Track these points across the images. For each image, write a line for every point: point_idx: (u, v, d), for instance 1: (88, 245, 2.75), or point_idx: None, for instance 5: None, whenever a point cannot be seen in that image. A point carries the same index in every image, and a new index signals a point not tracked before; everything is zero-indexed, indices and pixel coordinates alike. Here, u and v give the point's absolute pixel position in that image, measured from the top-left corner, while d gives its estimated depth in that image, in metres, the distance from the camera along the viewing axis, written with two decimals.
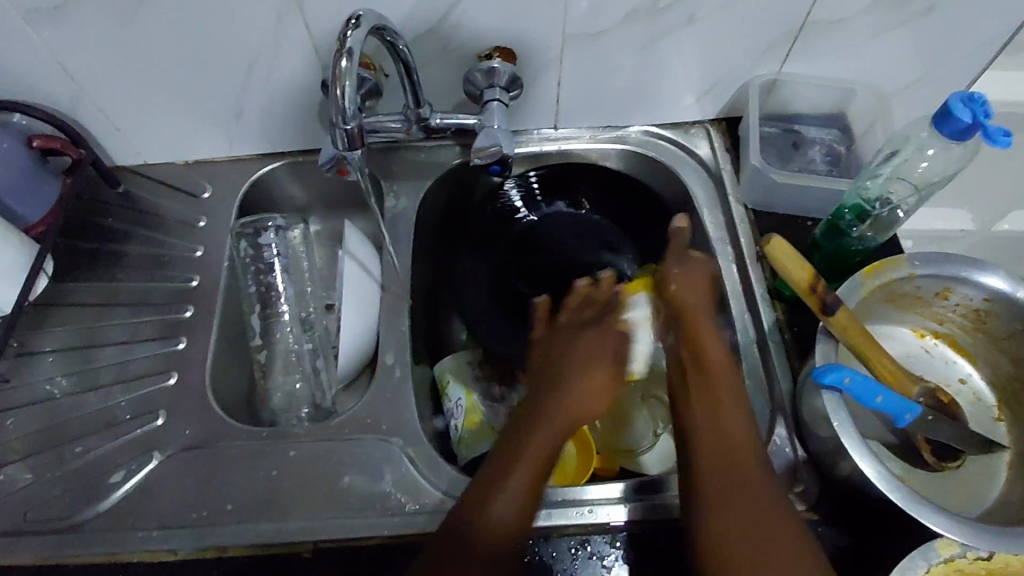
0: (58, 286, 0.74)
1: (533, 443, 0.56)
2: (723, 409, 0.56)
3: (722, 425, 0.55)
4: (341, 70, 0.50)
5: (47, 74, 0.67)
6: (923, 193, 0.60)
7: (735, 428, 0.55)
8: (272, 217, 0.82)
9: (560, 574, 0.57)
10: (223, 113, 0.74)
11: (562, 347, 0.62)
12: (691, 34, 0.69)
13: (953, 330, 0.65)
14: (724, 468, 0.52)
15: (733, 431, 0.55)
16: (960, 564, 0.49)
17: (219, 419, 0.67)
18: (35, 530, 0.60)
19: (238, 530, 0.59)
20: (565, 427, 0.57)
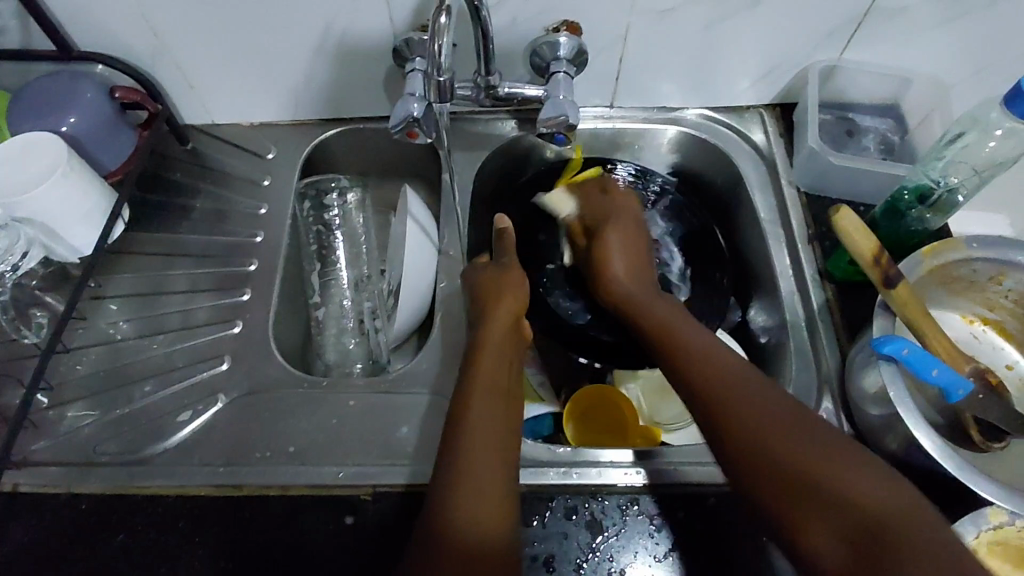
0: (129, 234, 0.77)
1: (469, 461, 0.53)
2: (727, 376, 0.55)
3: (760, 410, 0.52)
4: (439, 26, 0.52)
5: (133, 28, 0.69)
6: (983, 174, 0.61)
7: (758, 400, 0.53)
8: (335, 178, 0.87)
9: (610, 529, 0.59)
10: (294, 77, 0.76)
11: (483, 365, 0.60)
12: (757, 17, 0.70)
13: (1003, 316, 0.66)
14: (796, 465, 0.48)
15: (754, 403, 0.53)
16: (1008, 533, 0.52)
17: (281, 367, 0.69)
18: (106, 462, 0.63)
19: (300, 471, 0.61)
20: (496, 427, 0.56)
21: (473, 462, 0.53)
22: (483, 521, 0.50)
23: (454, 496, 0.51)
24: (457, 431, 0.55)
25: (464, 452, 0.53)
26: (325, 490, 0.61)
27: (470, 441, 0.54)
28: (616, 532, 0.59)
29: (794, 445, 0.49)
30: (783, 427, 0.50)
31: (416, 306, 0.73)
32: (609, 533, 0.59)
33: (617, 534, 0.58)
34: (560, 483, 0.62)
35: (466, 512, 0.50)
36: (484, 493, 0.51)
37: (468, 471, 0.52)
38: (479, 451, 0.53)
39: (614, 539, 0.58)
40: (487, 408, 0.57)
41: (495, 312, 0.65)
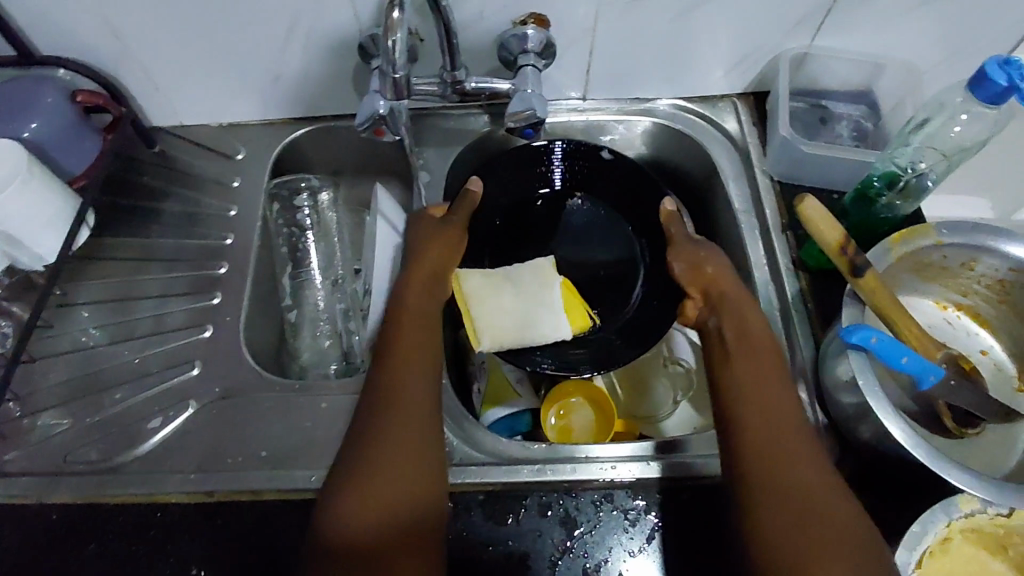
0: (97, 240, 0.76)
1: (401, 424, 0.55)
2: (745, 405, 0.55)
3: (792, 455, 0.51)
4: (391, 22, 0.52)
5: (93, 31, 0.68)
6: (952, 159, 0.61)
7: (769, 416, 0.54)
8: (306, 177, 0.86)
9: (583, 525, 0.59)
10: (260, 75, 0.75)
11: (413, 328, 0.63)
12: (725, 5, 0.70)
13: (977, 302, 0.65)
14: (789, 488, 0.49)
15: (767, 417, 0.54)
16: (979, 520, 0.51)
17: (253, 371, 0.68)
18: (75, 471, 0.62)
19: (272, 475, 0.61)
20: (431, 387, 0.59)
21: (385, 436, 0.54)
22: (402, 494, 0.52)
23: (368, 467, 0.53)
24: (376, 409, 0.57)
25: (380, 429, 0.55)
26: (297, 493, 0.60)
27: (397, 409, 0.56)
28: (589, 528, 0.58)
29: (800, 454, 0.51)
30: (792, 433, 0.53)
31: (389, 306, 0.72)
32: (582, 528, 0.58)
33: (590, 530, 0.58)
34: (534, 480, 0.62)
35: (382, 483, 0.52)
36: (395, 468, 0.53)
37: (394, 432, 0.55)
38: (399, 424, 0.55)
39: (588, 534, 0.58)
40: (402, 381, 0.58)
41: (422, 293, 0.67)
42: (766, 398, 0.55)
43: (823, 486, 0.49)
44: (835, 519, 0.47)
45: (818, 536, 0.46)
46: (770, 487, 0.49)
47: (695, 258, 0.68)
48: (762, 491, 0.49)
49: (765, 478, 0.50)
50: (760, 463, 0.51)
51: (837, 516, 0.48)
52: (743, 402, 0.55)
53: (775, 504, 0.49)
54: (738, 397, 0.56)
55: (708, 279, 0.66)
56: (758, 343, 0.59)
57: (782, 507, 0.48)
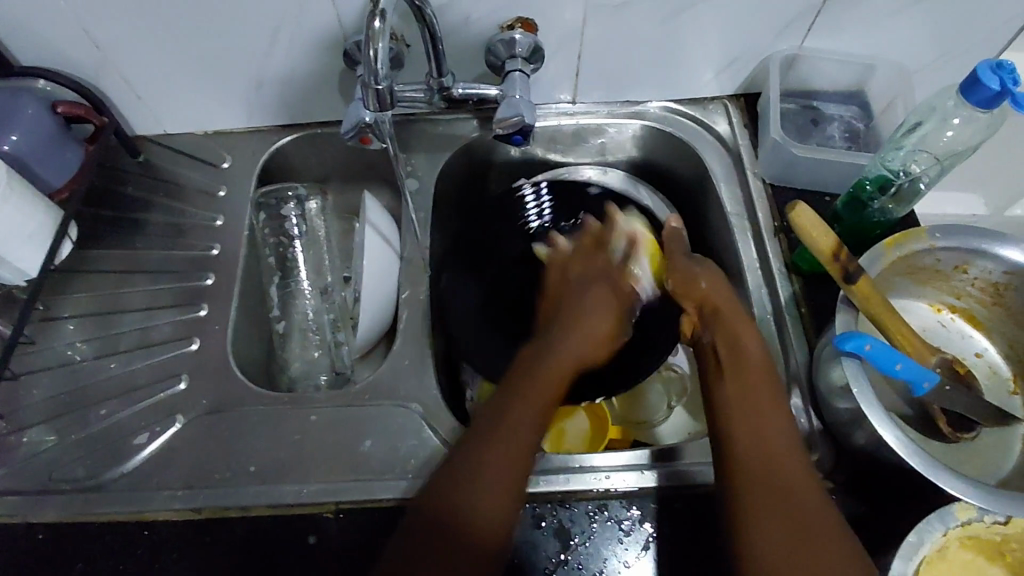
0: (81, 252, 0.75)
1: (517, 445, 0.54)
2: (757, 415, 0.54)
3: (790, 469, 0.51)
4: (373, 31, 0.51)
5: (73, 40, 0.67)
6: (944, 163, 0.61)
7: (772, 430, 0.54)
8: (293, 186, 0.84)
9: (578, 537, 0.58)
10: (245, 83, 0.74)
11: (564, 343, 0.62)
12: (714, 7, 0.69)
13: (971, 304, 0.65)
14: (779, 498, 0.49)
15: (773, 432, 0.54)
16: (976, 528, 0.51)
17: (241, 384, 0.68)
18: (61, 490, 0.61)
19: (261, 491, 0.60)
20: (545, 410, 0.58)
21: (495, 458, 0.53)
22: (493, 515, 0.51)
23: (461, 492, 0.52)
24: (486, 433, 0.55)
25: (493, 451, 0.54)
26: (287, 509, 0.59)
27: (511, 427, 0.55)
28: (584, 539, 0.58)
29: (791, 478, 0.50)
30: (784, 454, 0.52)
31: (378, 315, 0.72)
32: (577, 540, 0.58)
33: (585, 541, 0.57)
34: (527, 491, 0.61)
35: (473, 504, 0.51)
36: (497, 491, 0.52)
37: (493, 454, 0.54)
38: (508, 450, 0.54)
39: (583, 546, 0.57)
40: (529, 402, 0.57)
41: (570, 331, 0.63)
42: (759, 416, 0.54)
43: (818, 507, 0.49)
44: (827, 538, 0.47)
45: (816, 560, 0.46)
46: (769, 513, 0.49)
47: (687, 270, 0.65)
48: (755, 519, 0.49)
49: (761, 502, 0.49)
50: (756, 490, 0.50)
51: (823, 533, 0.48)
52: (753, 411, 0.55)
53: (764, 504, 0.49)
54: (734, 425, 0.54)
55: (687, 290, 0.65)
56: (755, 361, 0.58)
57: (771, 508, 0.49)
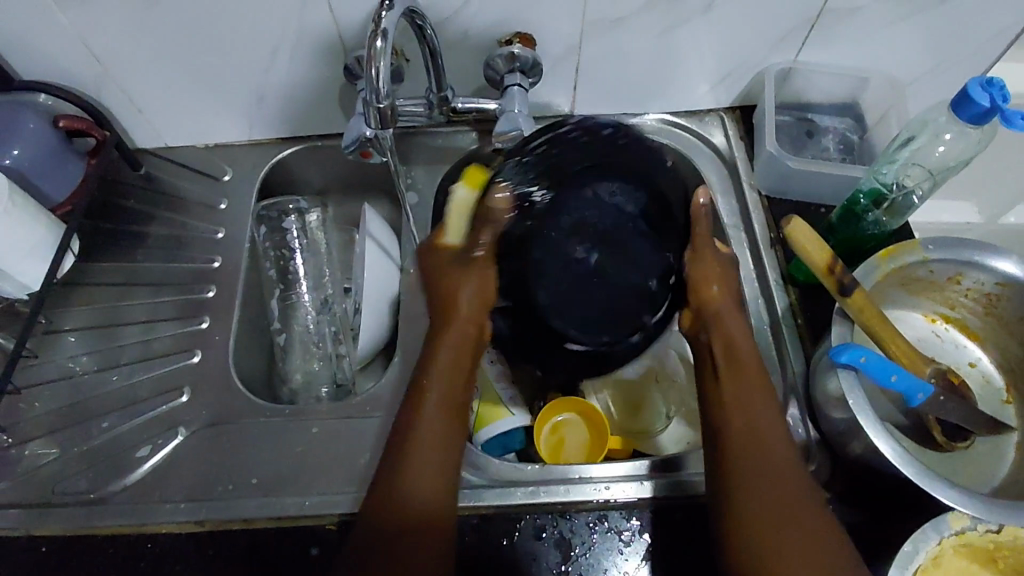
0: (83, 265, 0.76)
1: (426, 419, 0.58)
2: (743, 402, 0.57)
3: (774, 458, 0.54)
4: (375, 50, 0.52)
5: (76, 56, 0.68)
6: (937, 177, 0.62)
7: (754, 415, 0.56)
8: (294, 199, 0.84)
9: (578, 548, 0.58)
10: (245, 96, 0.75)
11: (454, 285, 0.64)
12: (709, 22, 0.70)
13: (964, 314, 0.66)
14: (768, 489, 0.52)
15: (760, 417, 0.56)
16: (971, 536, 0.51)
17: (242, 397, 0.68)
18: (63, 502, 0.61)
19: (263, 504, 0.60)
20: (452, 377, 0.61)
21: (418, 450, 0.56)
22: (427, 499, 0.54)
23: (392, 484, 0.54)
24: (404, 437, 0.57)
25: (411, 452, 0.56)
26: (289, 521, 0.60)
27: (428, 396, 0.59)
28: (584, 550, 0.58)
29: (784, 464, 0.53)
30: (780, 450, 0.54)
31: (379, 326, 0.72)
32: (577, 551, 0.58)
33: (586, 552, 0.58)
34: (528, 502, 0.61)
35: (405, 492, 0.54)
36: (430, 472, 0.55)
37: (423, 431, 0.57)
38: (427, 434, 0.57)
39: (584, 557, 0.58)
40: (442, 395, 0.59)
41: (444, 342, 0.62)
42: (744, 385, 0.58)
43: (801, 488, 0.52)
44: (809, 517, 0.50)
45: (796, 531, 0.50)
46: (755, 482, 0.52)
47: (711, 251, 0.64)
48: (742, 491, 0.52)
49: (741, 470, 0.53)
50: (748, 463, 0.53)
51: (807, 517, 0.50)
52: (736, 403, 0.57)
53: (753, 496, 0.52)
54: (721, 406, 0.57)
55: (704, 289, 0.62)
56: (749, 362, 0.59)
57: (760, 500, 0.51)
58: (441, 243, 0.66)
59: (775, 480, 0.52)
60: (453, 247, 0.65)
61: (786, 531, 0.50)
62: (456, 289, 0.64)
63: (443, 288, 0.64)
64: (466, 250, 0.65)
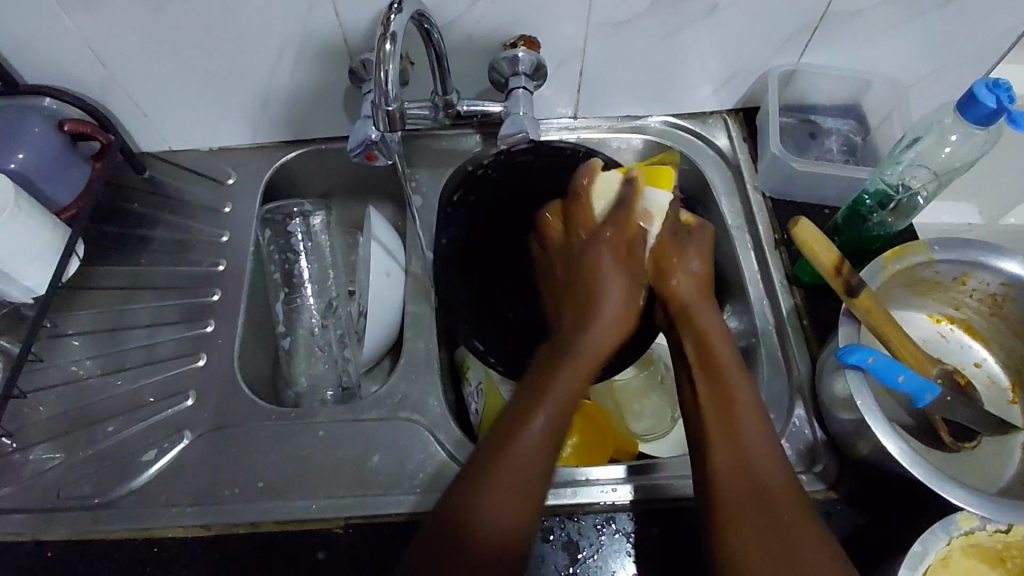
0: (87, 269, 0.76)
1: (528, 450, 0.53)
2: (732, 411, 0.55)
3: (762, 469, 0.52)
4: (384, 53, 0.52)
5: (81, 60, 0.68)
6: (942, 178, 0.62)
7: (743, 425, 0.54)
8: (298, 202, 0.84)
9: (586, 550, 0.58)
10: (250, 100, 0.75)
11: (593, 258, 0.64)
12: (713, 25, 0.70)
13: (969, 315, 0.66)
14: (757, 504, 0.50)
15: (752, 427, 0.54)
16: (980, 537, 0.51)
17: (248, 401, 0.68)
18: (69, 507, 0.61)
19: (269, 507, 0.60)
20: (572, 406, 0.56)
21: (529, 459, 0.53)
22: (505, 519, 0.50)
23: (473, 499, 0.50)
24: (486, 463, 0.52)
25: (495, 476, 0.51)
26: (295, 525, 0.59)
27: (519, 427, 0.54)
28: (592, 552, 0.58)
29: (766, 474, 0.51)
30: (764, 458, 0.52)
31: (384, 329, 0.72)
32: (585, 553, 0.58)
33: (593, 554, 0.58)
34: None
35: (485, 511, 0.50)
36: (507, 492, 0.51)
37: (507, 461, 0.52)
38: (524, 463, 0.52)
39: (591, 559, 0.57)
40: (551, 426, 0.54)
41: (591, 328, 0.61)
42: (727, 394, 0.56)
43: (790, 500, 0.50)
44: (801, 531, 0.49)
45: (783, 549, 0.48)
46: (743, 498, 0.50)
47: (676, 249, 0.64)
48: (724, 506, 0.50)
49: (732, 483, 0.51)
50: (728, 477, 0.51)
51: (794, 534, 0.48)
52: (725, 411, 0.55)
53: (742, 511, 0.50)
54: (707, 407, 0.55)
55: (664, 271, 0.64)
56: (727, 365, 0.58)
57: (750, 513, 0.49)
58: (547, 226, 0.70)
59: (765, 493, 0.50)
60: (558, 230, 0.69)
61: (776, 546, 0.48)
62: (603, 287, 0.63)
63: (584, 282, 0.64)
64: (570, 233, 0.68)
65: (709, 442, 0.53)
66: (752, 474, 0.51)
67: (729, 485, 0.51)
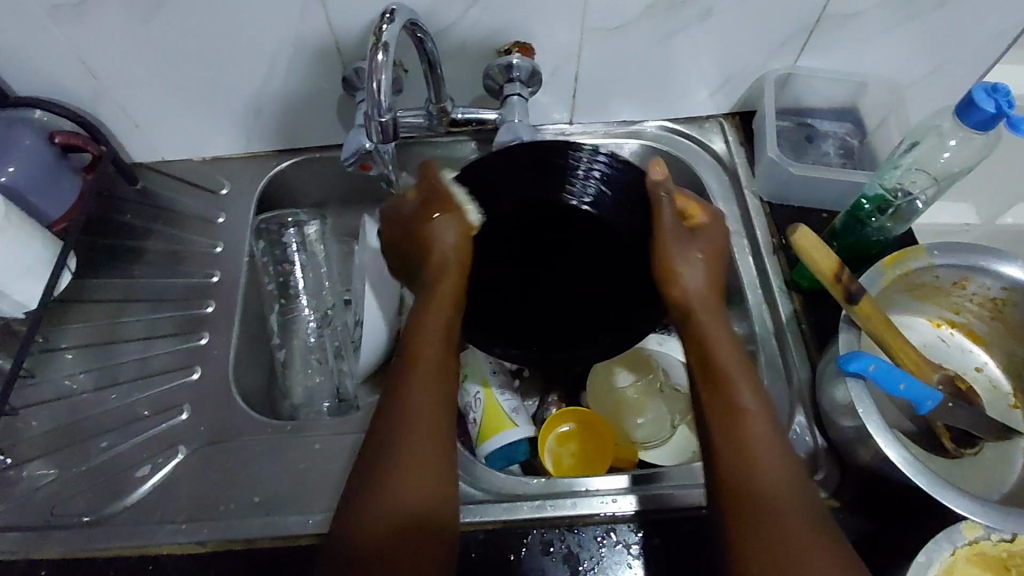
0: (80, 282, 0.75)
1: (400, 457, 0.52)
2: (725, 408, 0.54)
3: (759, 469, 0.50)
4: (376, 63, 0.52)
5: (71, 71, 0.67)
6: (941, 183, 0.62)
7: (746, 426, 0.53)
8: (292, 212, 0.84)
9: (587, 563, 0.57)
10: (242, 108, 0.74)
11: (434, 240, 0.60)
12: (709, 28, 0.70)
13: (970, 319, 0.65)
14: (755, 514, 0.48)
15: (756, 427, 0.53)
16: (984, 547, 0.51)
17: (243, 415, 0.67)
18: (62, 525, 0.60)
19: (266, 523, 0.59)
20: (438, 396, 0.56)
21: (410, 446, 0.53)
22: (423, 497, 0.51)
23: (379, 493, 0.51)
24: (376, 452, 0.53)
25: (388, 466, 0.52)
26: (292, 540, 0.59)
27: (402, 411, 0.55)
28: (593, 565, 0.57)
29: (765, 477, 0.50)
30: (771, 456, 0.51)
31: (380, 339, 0.71)
32: (586, 565, 0.57)
33: (594, 567, 0.57)
34: (535, 517, 0.61)
35: (398, 494, 0.51)
36: (416, 470, 0.52)
37: (400, 441, 0.53)
38: (414, 443, 0.53)
39: (592, 572, 0.57)
40: (425, 390, 0.56)
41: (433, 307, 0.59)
42: (727, 393, 0.54)
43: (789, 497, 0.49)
44: (800, 530, 0.47)
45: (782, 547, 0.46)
46: (741, 505, 0.49)
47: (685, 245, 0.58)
48: (732, 499, 0.49)
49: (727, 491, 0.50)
50: (729, 467, 0.51)
51: (788, 531, 0.47)
52: (724, 415, 0.53)
53: (740, 514, 0.49)
54: (705, 412, 0.55)
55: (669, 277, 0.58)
56: (736, 371, 0.55)
57: (748, 517, 0.48)
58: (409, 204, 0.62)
59: (762, 495, 0.49)
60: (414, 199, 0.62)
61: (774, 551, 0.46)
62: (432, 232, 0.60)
63: (418, 246, 0.61)
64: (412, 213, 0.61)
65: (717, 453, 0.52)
66: (749, 478, 0.50)
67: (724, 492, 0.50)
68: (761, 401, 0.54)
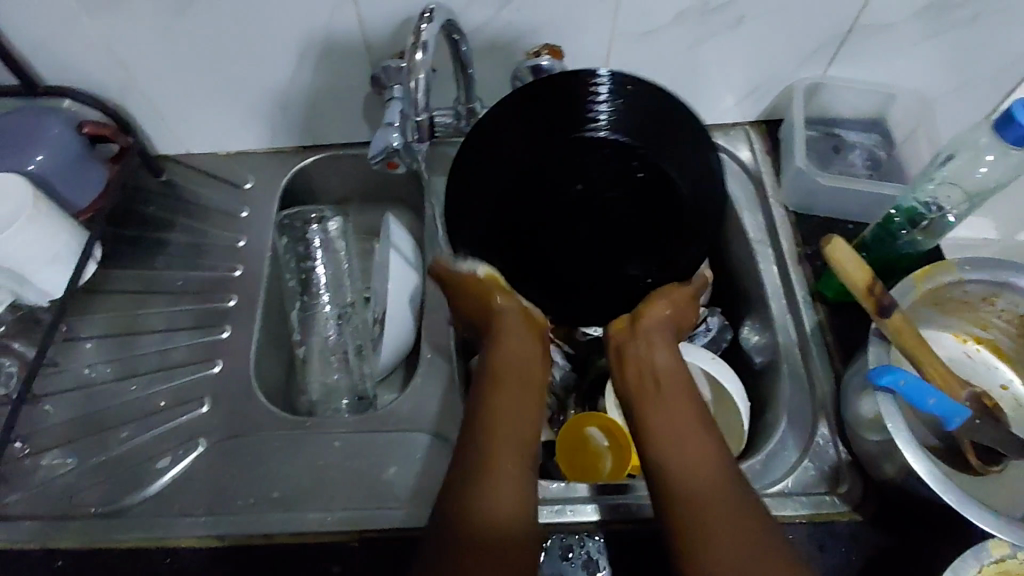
0: (104, 272, 0.75)
1: (502, 438, 0.55)
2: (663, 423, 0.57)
3: (702, 468, 0.53)
4: (415, 62, 0.52)
5: (101, 62, 0.68)
6: (975, 199, 0.61)
7: (694, 438, 0.56)
8: (316, 209, 0.85)
9: (606, 569, 0.57)
10: (268, 103, 0.74)
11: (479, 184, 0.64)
12: (740, 35, 0.69)
13: (997, 335, 0.65)
14: (722, 520, 0.48)
15: (694, 441, 0.55)
16: (1011, 565, 0.50)
17: (261, 409, 0.67)
18: (79, 514, 0.60)
19: (284, 518, 0.59)
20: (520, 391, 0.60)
21: (503, 448, 0.54)
22: (507, 505, 0.50)
23: (476, 487, 0.51)
24: (481, 437, 0.55)
25: (491, 470, 0.52)
26: (310, 536, 0.58)
27: (493, 412, 0.57)
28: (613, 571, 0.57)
29: (709, 480, 0.52)
30: (706, 460, 0.53)
31: (401, 337, 0.71)
32: (606, 572, 0.57)
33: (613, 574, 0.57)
34: (554, 521, 0.61)
35: (493, 494, 0.50)
36: (517, 475, 0.52)
37: (501, 439, 0.55)
38: (505, 443, 0.55)
39: None
40: (508, 403, 0.59)
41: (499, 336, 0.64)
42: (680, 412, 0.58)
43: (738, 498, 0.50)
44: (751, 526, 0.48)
45: (720, 531, 0.48)
46: (698, 510, 0.50)
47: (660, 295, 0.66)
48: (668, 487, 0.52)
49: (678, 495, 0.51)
50: (681, 478, 0.52)
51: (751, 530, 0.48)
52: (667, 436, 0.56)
53: (701, 520, 0.49)
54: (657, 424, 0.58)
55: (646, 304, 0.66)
56: (684, 393, 0.59)
57: (708, 524, 0.48)
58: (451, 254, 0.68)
59: (713, 500, 0.50)
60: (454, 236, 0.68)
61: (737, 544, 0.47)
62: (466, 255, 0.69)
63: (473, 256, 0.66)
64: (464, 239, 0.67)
65: (663, 448, 0.55)
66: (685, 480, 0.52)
67: (680, 499, 0.51)
68: (705, 417, 0.58)
